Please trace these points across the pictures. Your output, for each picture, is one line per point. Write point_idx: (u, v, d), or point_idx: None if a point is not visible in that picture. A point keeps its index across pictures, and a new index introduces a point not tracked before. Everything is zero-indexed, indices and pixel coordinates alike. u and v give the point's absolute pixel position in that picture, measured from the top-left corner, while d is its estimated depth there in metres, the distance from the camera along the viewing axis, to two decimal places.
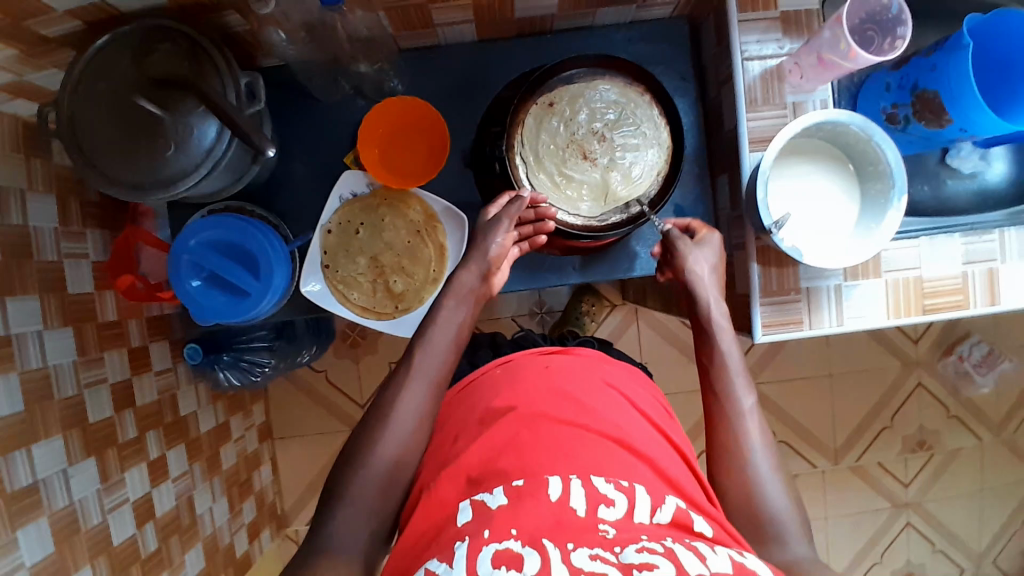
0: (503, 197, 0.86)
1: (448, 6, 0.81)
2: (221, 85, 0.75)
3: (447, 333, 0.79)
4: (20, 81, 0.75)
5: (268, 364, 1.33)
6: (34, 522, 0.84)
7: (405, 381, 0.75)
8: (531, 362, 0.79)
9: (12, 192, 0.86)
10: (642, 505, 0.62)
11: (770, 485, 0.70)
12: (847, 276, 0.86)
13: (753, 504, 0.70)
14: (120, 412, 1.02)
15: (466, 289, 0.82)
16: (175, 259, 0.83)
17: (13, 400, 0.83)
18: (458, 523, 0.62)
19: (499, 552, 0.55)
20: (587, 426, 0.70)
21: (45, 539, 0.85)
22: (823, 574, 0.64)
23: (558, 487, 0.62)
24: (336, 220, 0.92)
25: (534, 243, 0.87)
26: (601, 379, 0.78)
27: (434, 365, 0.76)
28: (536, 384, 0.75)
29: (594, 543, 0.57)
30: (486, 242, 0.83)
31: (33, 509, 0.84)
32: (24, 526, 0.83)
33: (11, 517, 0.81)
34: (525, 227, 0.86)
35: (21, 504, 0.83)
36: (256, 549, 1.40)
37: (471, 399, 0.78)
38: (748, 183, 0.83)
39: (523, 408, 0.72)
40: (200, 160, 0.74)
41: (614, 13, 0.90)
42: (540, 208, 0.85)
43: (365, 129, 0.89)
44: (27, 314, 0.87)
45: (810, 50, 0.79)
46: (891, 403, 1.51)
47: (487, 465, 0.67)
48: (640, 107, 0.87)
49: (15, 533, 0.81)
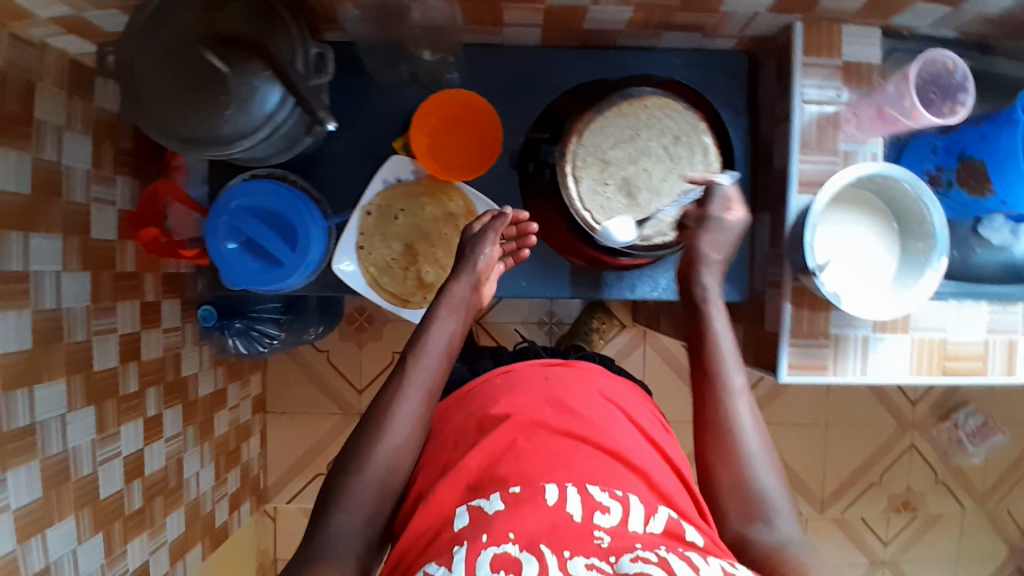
0: (484, 215, 0.87)
1: (521, 8, 0.80)
2: (290, 52, 0.74)
3: (440, 343, 0.77)
4: (77, 16, 0.80)
5: (277, 337, 1.29)
6: (25, 465, 0.85)
7: (400, 389, 0.74)
8: (532, 371, 0.81)
9: (50, 128, 0.89)
10: (636, 514, 0.63)
11: (759, 458, 0.71)
12: (876, 327, 0.85)
13: (741, 483, 0.70)
14: (126, 364, 1.04)
15: (458, 298, 0.81)
16: (213, 219, 0.82)
17: (22, 338, 0.84)
18: (453, 527, 0.63)
19: (497, 556, 0.56)
20: (585, 438, 0.70)
21: (33, 483, 0.86)
22: (806, 557, 0.65)
23: (555, 492, 0.63)
24: (376, 203, 0.92)
25: (517, 258, 0.90)
26: (598, 391, 0.79)
27: (428, 374, 0.75)
28: (538, 391, 0.77)
29: (590, 551, 0.57)
30: (475, 253, 0.84)
31: (25, 451, 0.85)
32: (14, 467, 0.83)
33: (4, 457, 0.82)
34: (507, 244, 0.90)
35: (15, 444, 0.84)
36: (234, 520, 1.39)
37: (472, 404, 0.79)
38: (793, 227, 0.82)
39: (524, 416, 0.73)
40: (260, 123, 0.72)
41: (680, 38, 0.90)
42: (521, 224, 0.88)
43: (418, 118, 0.88)
44: (47, 254, 0.89)
45: (870, 102, 0.83)
46: (882, 461, 1.52)
47: (486, 473, 0.67)
48: (689, 133, 0.83)
49: (5, 473, 0.82)
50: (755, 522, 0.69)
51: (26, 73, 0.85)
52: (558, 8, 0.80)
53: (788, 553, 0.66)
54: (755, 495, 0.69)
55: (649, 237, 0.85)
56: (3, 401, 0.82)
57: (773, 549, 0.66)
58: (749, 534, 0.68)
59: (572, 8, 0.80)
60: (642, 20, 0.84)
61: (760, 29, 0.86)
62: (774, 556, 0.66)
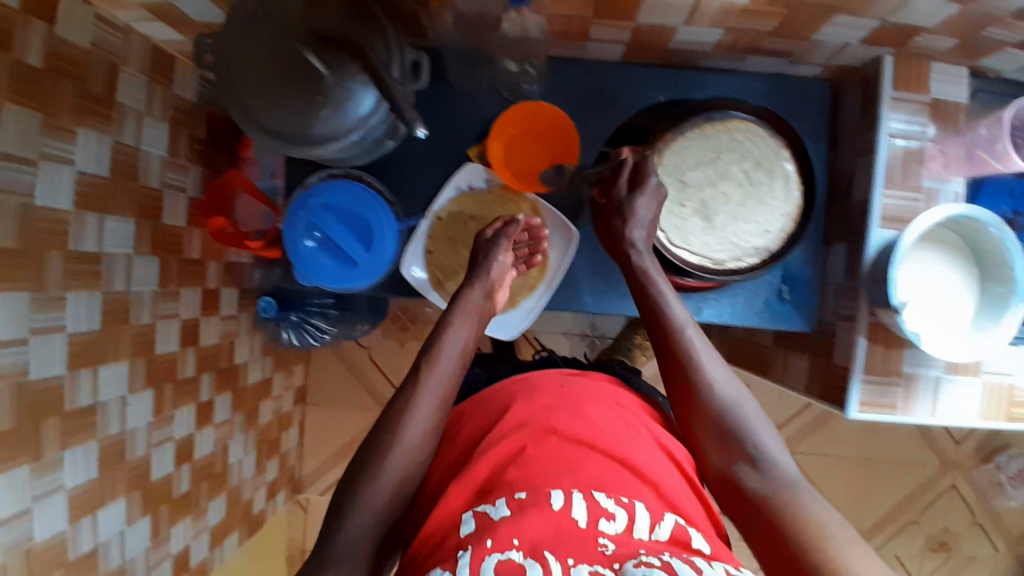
0: (497, 221, 0.89)
1: (609, 24, 0.80)
2: (387, 57, 0.74)
3: (455, 349, 0.78)
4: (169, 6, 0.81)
5: (329, 331, 1.32)
6: (84, 444, 0.86)
7: (415, 395, 0.73)
8: (551, 378, 0.82)
9: (131, 113, 0.91)
10: (642, 520, 0.63)
11: (740, 404, 0.73)
12: (948, 369, 0.83)
13: (726, 432, 0.72)
14: (184, 349, 1.06)
15: (472, 306, 0.83)
16: (293, 216, 0.84)
17: (92, 317, 0.86)
18: (459, 534, 0.62)
19: (502, 563, 0.56)
20: (595, 445, 0.70)
21: (89, 463, 0.87)
22: (796, 492, 0.67)
23: (561, 497, 0.63)
24: (447, 209, 0.92)
25: (530, 263, 0.90)
26: (614, 399, 0.79)
27: (443, 379, 0.75)
28: (551, 397, 0.77)
29: (593, 558, 0.58)
30: (488, 260, 0.85)
31: (86, 430, 0.86)
32: (73, 446, 0.84)
33: (67, 435, 0.83)
34: (519, 250, 0.90)
35: (77, 423, 0.85)
36: (270, 509, 1.41)
37: (488, 407, 0.80)
38: (873, 260, 0.81)
39: (536, 421, 0.73)
40: (352, 126, 0.75)
41: (763, 63, 0.89)
42: (534, 230, 0.90)
43: (497, 127, 0.89)
44: (121, 237, 0.90)
45: (960, 141, 0.83)
46: (921, 499, 1.49)
47: (494, 479, 0.67)
48: (774, 157, 0.83)
49: (63, 452, 0.83)
50: (745, 467, 0.70)
51: (113, 58, 0.86)
52: (647, 26, 0.80)
53: (776, 494, 0.67)
54: (741, 441, 0.71)
55: (722, 262, 0.83)
56: (69, 380, 0.83)
57: (763, 493, 0.68)
58: (743, 480, 0.70)
59: (662, 27, 0.80)
60: (730, 43, 0.83)
61: (848, 60, 0.85)
62: (768, 500, 0.67)
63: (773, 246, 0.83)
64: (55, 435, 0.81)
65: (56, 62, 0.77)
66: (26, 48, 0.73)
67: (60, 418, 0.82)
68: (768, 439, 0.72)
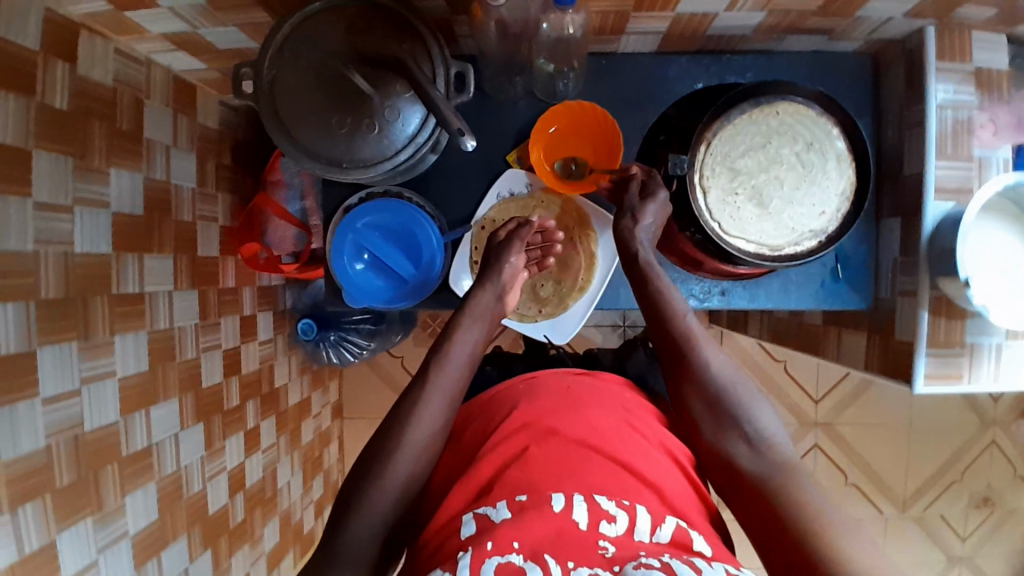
0: (509, 223, 0.88)
1: (648, 16, 0.78)
2: (432, 71, 0.72)
3: (464, 351, 0.78)
4: (194, 34, 0.78)
5: (366, 347, 1.37)
6: (143, 487, 0.84)
7: (424, 397, 0.72)
8: (558, 379, 0.80)
9: (159, 146, 0.88)
10: (642, 522, 0.63)
11: (736, 388, 0.75)
12: (1009, 335, 0.82)
13: (723, 416, 0.74)
14: (228, 378, 1.04)
15: (485, 308, 0.82)
16: (340, 238, 0.85)
17: (139, 359, 0.83)
18: (459, 536, 0.62)
19: (501, 565, 0.56)
20: (599, 448, 0.69)
21: (149, 504, 0.86)
22: (789, 476, 0.69)
23: (562, 500, 0.62)
24: (490, 217, 0.91)
25: (542, 265, 0.90)
26: (619, 403, 0.77)
27: (452, 381, 0.75)
28: (555, 398, 0.76)
29: (593, 562, 0.58)
30: (499, 262, 0.84)
31: (144, 472, 0.85)
32: (133, 491, 0.83)
33: (126, 480, 0.81)
34: (532, 251, 0.90)
35: (135, 467, 0.83)
36: (320, 525, 1.41)
37: (493, 408, 0.78)
38: (931, 237, 0.81)
39: (540, 423, 0.72)
40: (401, 147, 0.73)
41: (803, 42, 0.88)
42: (547, 231, 0.91)
43: (535, 131, 0.89)
44: (160, 274, 0.88)
45: (1011, 109, 0.82)
46: (964, 459, 1.50)
47: (495, 483, 0.66)
48: (824, 136, 0.82)
49: (124, 498, 0.81)
50: (740, 452, 0.72)
51: (137, 91, 0.84)
52: (686, 15, 0.78)
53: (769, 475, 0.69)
54: (737, 425, 0.73)
55: (779, 247, 0.82)
56: (124, 425, 0.81)
57: (757, 474, 0.70)
58: (737, 463, 0.72)
59: (703, 15, 0.78)
60: (771, 24, 0.81)
61: (890, 32, 0.84)
62: (762, 481, 0.69)
63: (829, 227, 0.82)
64: (115, 482, 0.80)
65: (84, 102, 0.75)
66: (52, 90, 0.70)
67: (118, 465, 0.80)
68: (762, 422, 0.74)
